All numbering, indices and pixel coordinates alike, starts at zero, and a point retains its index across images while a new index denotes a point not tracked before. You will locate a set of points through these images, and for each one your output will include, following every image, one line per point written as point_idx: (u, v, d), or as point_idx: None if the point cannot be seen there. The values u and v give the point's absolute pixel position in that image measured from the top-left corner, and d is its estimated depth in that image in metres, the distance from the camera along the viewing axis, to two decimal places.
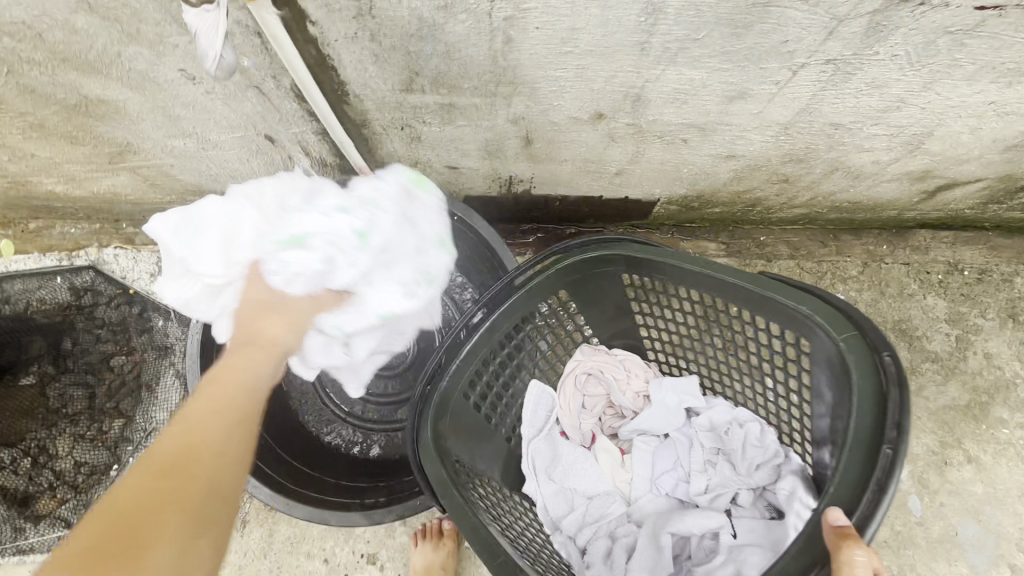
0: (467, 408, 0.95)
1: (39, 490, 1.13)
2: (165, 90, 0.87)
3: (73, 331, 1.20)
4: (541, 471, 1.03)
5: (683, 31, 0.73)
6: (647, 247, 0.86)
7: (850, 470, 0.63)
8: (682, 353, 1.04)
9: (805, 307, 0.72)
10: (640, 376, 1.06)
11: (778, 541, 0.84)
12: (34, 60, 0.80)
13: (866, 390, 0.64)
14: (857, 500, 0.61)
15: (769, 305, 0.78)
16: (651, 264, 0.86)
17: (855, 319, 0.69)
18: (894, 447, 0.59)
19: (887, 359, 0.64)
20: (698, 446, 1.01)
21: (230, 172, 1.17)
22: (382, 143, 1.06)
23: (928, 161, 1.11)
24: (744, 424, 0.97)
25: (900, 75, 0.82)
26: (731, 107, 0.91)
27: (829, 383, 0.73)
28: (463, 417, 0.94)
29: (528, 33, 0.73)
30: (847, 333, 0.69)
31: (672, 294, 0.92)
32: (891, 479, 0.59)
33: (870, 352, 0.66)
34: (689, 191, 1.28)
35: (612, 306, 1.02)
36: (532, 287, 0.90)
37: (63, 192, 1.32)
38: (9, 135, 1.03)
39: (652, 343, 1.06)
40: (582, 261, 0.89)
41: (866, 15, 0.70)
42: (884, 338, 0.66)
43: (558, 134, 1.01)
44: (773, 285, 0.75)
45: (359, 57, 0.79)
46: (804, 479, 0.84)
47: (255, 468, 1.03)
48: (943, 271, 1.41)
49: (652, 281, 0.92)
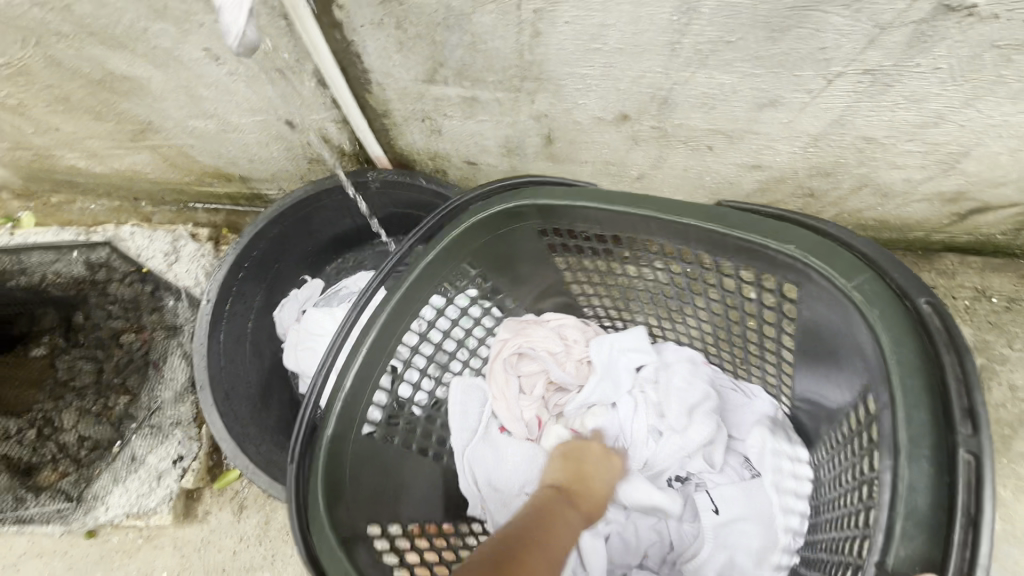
0: (364, 452, 0.83)
1: (42, 461, 1.12)
2: (190, 69, 0.87)
3: (85, 306, 1.22)
4: (483, 480, 0.98)
5: (716, 33, 0.71)
6: (557, 192, 0.75)
7: (922, 478, 0.51)
8: (624, 304, 0.99)
9: (796, 247, 0.63)
10: (579, 342, 1.03)
11: (764, 508, 0.86)
12: (62, 32, 0.80)
13: (909, 356, 0.55)
14: (941, 520, 0.50)
15: (760, 255, 0.67)
16: (566, 211, 0.76)
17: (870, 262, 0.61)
18: (977, 451, 0.50)
19: (927, 308, 0.57)
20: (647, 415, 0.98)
21: (249, 155, 1.17)
22: (401, 135, 1.05)
23: (962, 182, 1.07)
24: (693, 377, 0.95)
25: (941, 89, 0.79)
26: (761, 114, 0.88)
27: (840, 326, 0.65)
28: (361, 462, 0.82)
29: (557, 27, 0.72)
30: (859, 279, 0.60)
31: (595, 242, 0.83)
32: (982, 496, 0.48)
33: (899, 302, 0.59)
34: (710, 200, 1.25)
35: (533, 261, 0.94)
36: (444, 246, 0.81)
37: (85, 168, 1.33)
38: (35, 108, 1.04)
39: (586, 298, 1.02)
40: (490, 216, 0.79)
41: (910, 24, 0.67)
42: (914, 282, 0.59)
43: (580, 134, 0.99)
44: (762, 227, 0.65)
45: (383, 45, 0.78)
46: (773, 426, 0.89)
47: (231, 431, 1.01)
48: (970, 297, 1.36)
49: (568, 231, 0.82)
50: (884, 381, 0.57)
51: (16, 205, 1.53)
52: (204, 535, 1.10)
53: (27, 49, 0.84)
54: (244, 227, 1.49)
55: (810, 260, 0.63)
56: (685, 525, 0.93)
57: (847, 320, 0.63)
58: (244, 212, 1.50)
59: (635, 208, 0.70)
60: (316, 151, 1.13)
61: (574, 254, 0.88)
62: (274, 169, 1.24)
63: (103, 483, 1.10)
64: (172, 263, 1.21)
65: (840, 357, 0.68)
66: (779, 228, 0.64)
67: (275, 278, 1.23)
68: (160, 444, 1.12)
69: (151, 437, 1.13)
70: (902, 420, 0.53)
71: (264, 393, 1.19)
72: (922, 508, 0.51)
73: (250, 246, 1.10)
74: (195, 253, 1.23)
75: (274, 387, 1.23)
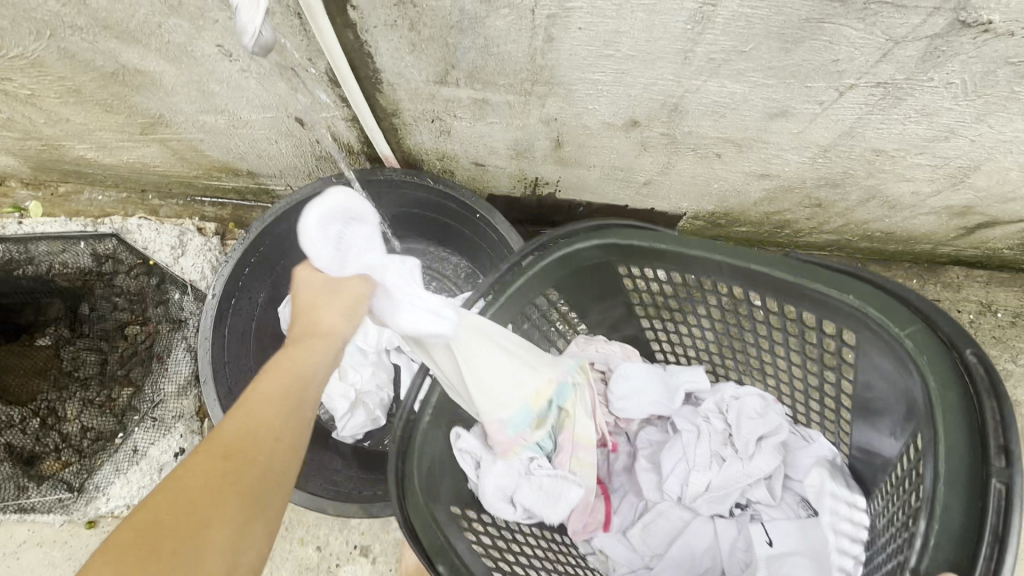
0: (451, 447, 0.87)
1: (45, 450, 1.13)
2: (202, 65, 0.87)
3: (91, 297, 1.21)
4: None
5: (730, 43, 0.71)
6: (636, 230, 0.75)
7: (953, 514, 0.51)
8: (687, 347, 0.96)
9: (853, 295, 0.63)
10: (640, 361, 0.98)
11: (818, 545, 0.81)
12: (77, 26, 0.80)
13: (950, 400, 0.55)
14: (971, 558, 0.50)
15: (808, 299, 0.67)
16: (640, 252, 0.76)
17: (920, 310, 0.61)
18: (1008, 483, 0.50)
19: (970, 357, 0.56)
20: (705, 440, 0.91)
21: (258, 151, 1.18)
22: (410, 134, 1.05)
23: (971, 196, 1.07)
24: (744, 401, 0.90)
25: (953, 104, 0.78)
26: (771, 124, 0.88)
27: (890, 371, 0.64)
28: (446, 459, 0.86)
29: (570, 33, 0.71)
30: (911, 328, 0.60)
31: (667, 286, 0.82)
32: (1010, 526, 0.49)
33: (947, 350, 0.58)
34: (717, 208, 1.25)
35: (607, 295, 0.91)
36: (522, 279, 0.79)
37: (94, 158, 1.34)
38: (47, 99, 1.04)
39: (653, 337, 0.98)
40: (568, 253, 0.78)
41: (925, 38, 0.66)
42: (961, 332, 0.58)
43: (590, 139, 0.99)
44: (813, 273, 0.65)
45: (396, 46, 0.78)
46: (832, 465, 0.84)
47: None
48: (975, 311, 1.36)
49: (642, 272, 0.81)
50: (925, 421, 0.57)
51: (23, 193, 1.54)
52: None
53: (41, 41, 0.85)
54: (250, 221, 1.49)
55: (859, 304, 0.63)
56: (737, 551, 0.89)
57: (897, 366, 0.63)
58: (250, 206, 1.50)
59: (689, 249, 0.70)
60: (325, 148, 1.13)
61: (647, 293, 0.86)
62: (283, 165, 1.24)
63: (105, 473, 1.10)
64: (178, 257, 1.22)
65: (884, 406, 0.68)
66: (829, 274, 0.65)
67: (281, 274, 1.23)
68: (162, 437, 1.12)
69: (153, 430, 1.13)
70: (937, 457, 0.54)
71: None
72: (955, 540, 0.51)
73: (257, 242, 1.10)
74: (201, 247, 1.24)
75: None
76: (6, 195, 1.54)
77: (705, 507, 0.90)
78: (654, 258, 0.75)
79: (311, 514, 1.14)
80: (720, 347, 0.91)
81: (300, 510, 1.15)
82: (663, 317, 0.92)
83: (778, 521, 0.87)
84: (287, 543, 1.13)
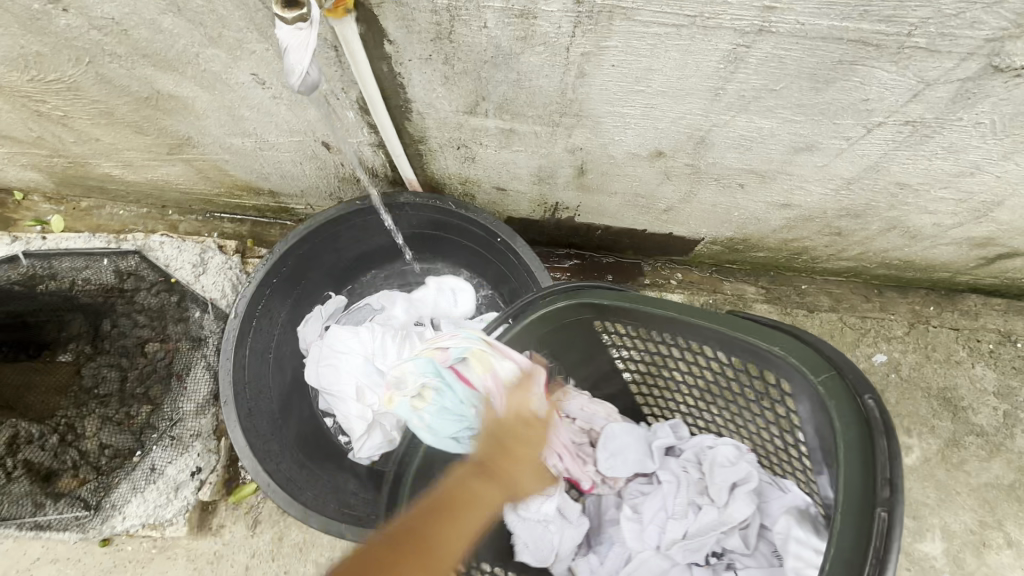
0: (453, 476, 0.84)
1: (62, 467, 1.12)
2: (235, 91, 0.89)
3: (113, 314, 1.22)
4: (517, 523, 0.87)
5: (761, 82, 0.72)
6: (609, 291, 0.78)
7: (842, 542, 0.53)
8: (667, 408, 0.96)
9: (779, 348, 0.66)
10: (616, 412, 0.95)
11: None
12: (116, 53, 0.82)
13: (852, 442, 0.57)
14: None
15: (738, 350, 0.70)
16: (615, 312, 0.78)
17: (832, 359, 0.63)
18: (890, 510, 0.51)
19: (870, 403, 0.58)
20: (684, 487, 0.87)
21: (282, 172, 1.19)
22: (434, 159, 1.06)
23: (993, 228, 1.07)
24: (716, 446, 0.87)
25: (981, 142, 0.79)
26: (797, 157, 0.89)
27: (812, 421, 0.65)
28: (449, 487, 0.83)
29: (603, 69, 0.72)
30: (825, 375, 0.63)
31: (642, 343, 0.83)
32: (891, 550, 0.50)
33: (852, 396, 0.60)
34: (736, 234, 1.26)
35: (595, 357, 0.91)
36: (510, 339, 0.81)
37: (118, 176, 1.35)
38: (78, 120, 1.06)
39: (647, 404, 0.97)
40: (550, 313, 0.80)
41: (956, 81, 0.67)
42: (864, 381, 0.61)
43: (613, 167, 1.00)
44: (741, 325, 0.69)
45: (429, 78, 0.79)
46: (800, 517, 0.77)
47: (270, 462, 1.02)
48: (994, 340, 1.35)
49: (621, 329, 0.82)
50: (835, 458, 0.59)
51: (46, 207, 1.55)
52: (217, 547, 1.11)
53: (79, 67, 0.86)
54: (268, 238, 1.50)
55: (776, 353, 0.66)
56: None
57: (815, 417, 0.64)
58: (268, 223, 1.51)
59: (650, 307, 0.74)
60: (349, 171, 1.14)
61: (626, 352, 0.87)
62: (305, 185, 1.25)
63: (122, 492, 1.10)
64: (200, 275, 1.24)
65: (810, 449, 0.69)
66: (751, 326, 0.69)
67: (301, 293, 1.24)
68: (180, 456, 1.13)
69: (171, 448, 1.13)
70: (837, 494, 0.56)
71: (284, 408, 1.19)
72: (839, 560, 0.53)
73: (280, 263, 1.11)
74: (222, 265, 1.26)
75: (295, 403, 1.24)
76: (28, 208, 1.55)
77: (681, 556, 0.85)
78: (619, 313, 0.78)
79: (326, 535, 1.12)
80: (691, 409, 0.92)
81: (313, 532, 1.13)
82: (645, 382, 0.92)
83: (752, 570, 0.82)
84: (302, 565, 1.10)
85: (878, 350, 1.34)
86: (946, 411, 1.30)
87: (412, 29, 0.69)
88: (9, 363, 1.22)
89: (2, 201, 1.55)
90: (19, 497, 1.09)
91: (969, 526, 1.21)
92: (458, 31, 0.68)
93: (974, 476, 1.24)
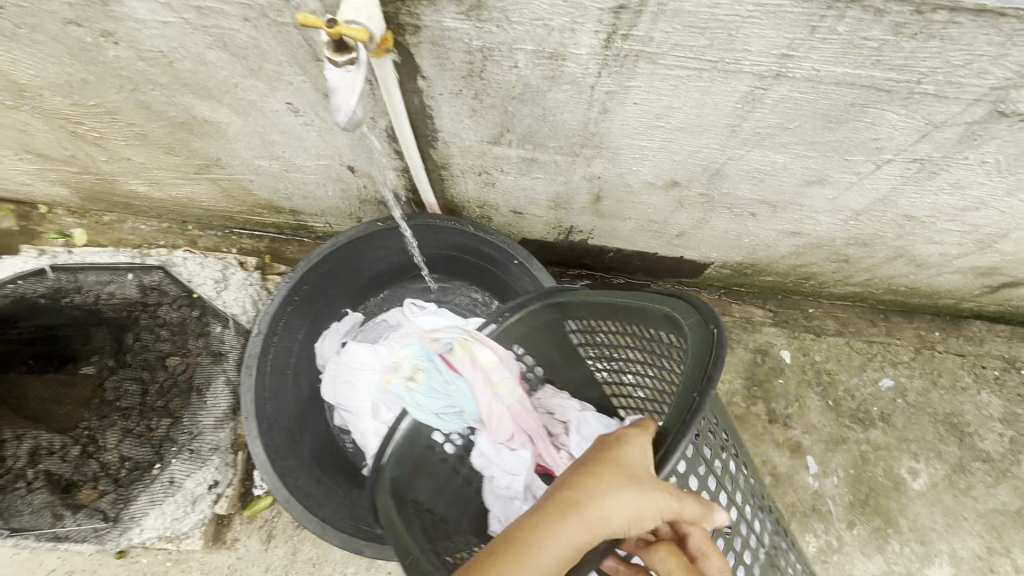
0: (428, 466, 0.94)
1: (82, 479, 1.14)
2: (269, 118, 0.93)
3: (136, 328, 1.24)
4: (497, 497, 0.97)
5: (776, 121, 0.75)
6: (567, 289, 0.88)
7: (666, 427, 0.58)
8: None
9: (659, 305, 0.72)
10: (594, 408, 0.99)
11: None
12: (159, 82, 0.86)
13: (698, 351, 0.62)
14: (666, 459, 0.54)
15: (628, 312, 0.78)
16: (572, 308, 0.87)
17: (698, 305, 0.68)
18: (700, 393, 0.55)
19: (715, 328, 0.62)
20: None
21: (304, 192, 1.22)
22: (455, 184, 1.10)
23: (997, 259, 1.10)
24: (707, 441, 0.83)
25: (987, 180, 0.82)
26: (808, 189, 0.92)
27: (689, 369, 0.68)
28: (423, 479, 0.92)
29: (625, 106, 0.76)
30: (691, 318, 0.67)
31: (604, 350, 0.88)
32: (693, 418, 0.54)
33: (706, 325, 0.64)
34: (745, 259, 1.29)
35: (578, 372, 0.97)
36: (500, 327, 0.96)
37: (144, 192, 1.39)
38: (112, 141, 1.10)
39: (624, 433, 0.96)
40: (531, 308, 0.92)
41: (962, 124, 0.70)
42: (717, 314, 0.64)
43: (629, 195, 1.04)
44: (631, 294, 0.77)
45: (457, 110, 0.83)
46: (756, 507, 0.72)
47: (289, 477, 1.04)
48: (999, 367, 1.37)
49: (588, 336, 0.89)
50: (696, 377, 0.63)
51: (69, 221, 1.59)
52: (231, 562, 1.14)
53: (121, 94, 0.90)
54: (285, 254, 1.53)
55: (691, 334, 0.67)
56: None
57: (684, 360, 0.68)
58: (286, 239, 1.54)
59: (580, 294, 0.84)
60: (371, 193, 1.18)
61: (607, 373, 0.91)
62: (325, 205, 1.29)
63: (140, 505, 1.11)
64: (221, 291, 1.27)
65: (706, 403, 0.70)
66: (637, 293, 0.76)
67: (319, 310, 1.26)
68: (198, 470, 1.15)
69: (190, 461, 1.15)
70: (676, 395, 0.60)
71: (302, 424, 1.21)
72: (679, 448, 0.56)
73: (302, 282, 1.14)
74: (243, 281, 1.30)
75: (310, 417, 1.26)
76: (52, 221, 1.59)
77: None
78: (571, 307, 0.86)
79: (338, 551, 1.14)
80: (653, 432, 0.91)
81: (326, 547, 1.15)
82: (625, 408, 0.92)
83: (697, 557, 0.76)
84: None
85: (884, 374, 1.36)
86: (952, 436, 1.31)
87: (445, 67, 0.73)
88: (29, 376, 1.19)
89: (27, 213, 1.59)
90: (39, 508, 1.10)
91: (976, 551, 1.22)
92: (489, 69, 0.72)
93: (981, 502, 1.26)
